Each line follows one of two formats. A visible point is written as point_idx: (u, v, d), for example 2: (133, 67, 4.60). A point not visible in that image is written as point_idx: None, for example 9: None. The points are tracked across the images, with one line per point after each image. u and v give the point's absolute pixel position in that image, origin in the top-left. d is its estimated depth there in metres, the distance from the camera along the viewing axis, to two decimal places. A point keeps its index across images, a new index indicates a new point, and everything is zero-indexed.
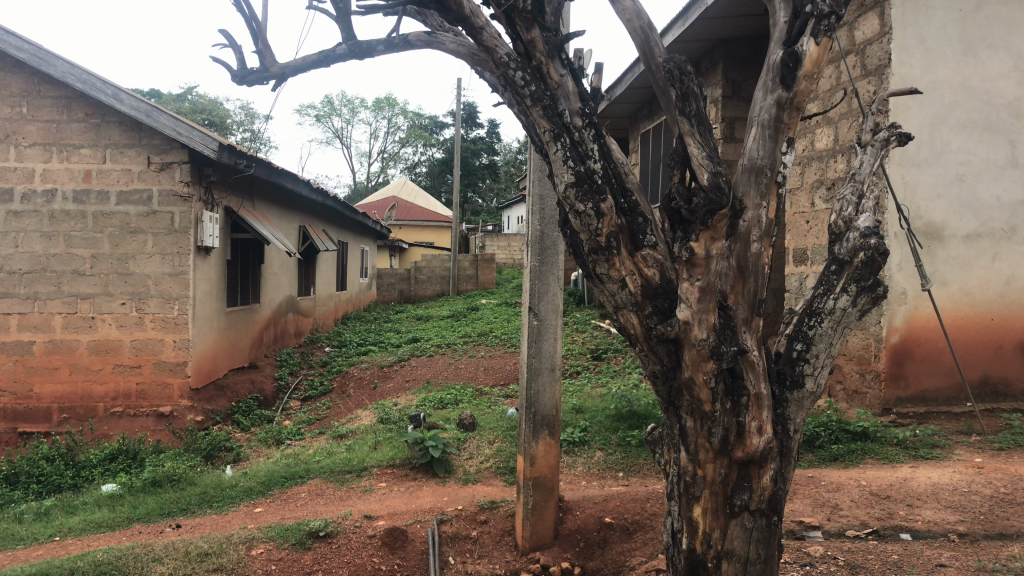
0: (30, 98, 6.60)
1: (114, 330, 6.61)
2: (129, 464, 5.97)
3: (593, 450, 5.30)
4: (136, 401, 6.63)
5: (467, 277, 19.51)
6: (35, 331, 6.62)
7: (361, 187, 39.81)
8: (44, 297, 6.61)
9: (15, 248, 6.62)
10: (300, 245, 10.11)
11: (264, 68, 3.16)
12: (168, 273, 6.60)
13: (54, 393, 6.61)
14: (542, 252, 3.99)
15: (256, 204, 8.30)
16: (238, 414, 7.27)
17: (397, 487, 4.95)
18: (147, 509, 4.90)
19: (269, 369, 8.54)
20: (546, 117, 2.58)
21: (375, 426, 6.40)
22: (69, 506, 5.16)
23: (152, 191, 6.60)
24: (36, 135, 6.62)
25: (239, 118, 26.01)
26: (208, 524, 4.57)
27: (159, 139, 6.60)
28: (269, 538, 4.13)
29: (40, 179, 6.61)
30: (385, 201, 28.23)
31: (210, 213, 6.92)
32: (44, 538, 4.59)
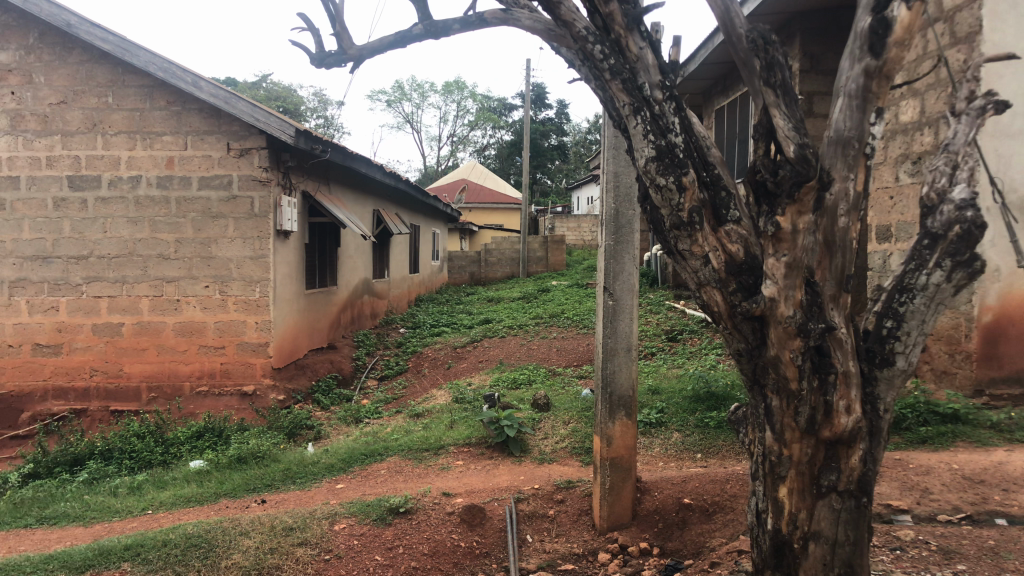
0: (116, 87, 6.79)
1: (199, 312, 6.81)
2: (215, 441, 6.16)
3: (671, 432, 5.25)
4: (221, 380, 6.84)
5: (537, 259, 19.59)
6: (124, 313, 6.84)
7: (432, 170, 40.16)
8: (132, 281, 6.82)
9: (105, 233, 6.82)
10: (374, 229, 10.28)
11: (342, 51, 3.20)
12: (250, 256, 6.77)
13: (143, 373, 6.86)
14: (617, 231, 3.94)
15: (332, 188, 8.44)
16: (317, 393, 7.44)
17: (474, 466, 4.98)
18: (234, 484, 5.06)
19: (346, 350, 8.72)
20: (626, 90, 2.55)
21: (451, 405, 6.47)
22: (160, 481, 5.37)
23: (233, 176, 6.76)
24: (121, 124, 6.81)
25: (312, 104, 26.45)
26: (293, 499, 4.68)
27: (238, 126, 6.76)
28: (352, 514, 4.25)
29: (125, 166, 6.80)
30: (456, 184, 28.46)
31: (289, 198, 7.08)
32: (138, 511, 4.84)
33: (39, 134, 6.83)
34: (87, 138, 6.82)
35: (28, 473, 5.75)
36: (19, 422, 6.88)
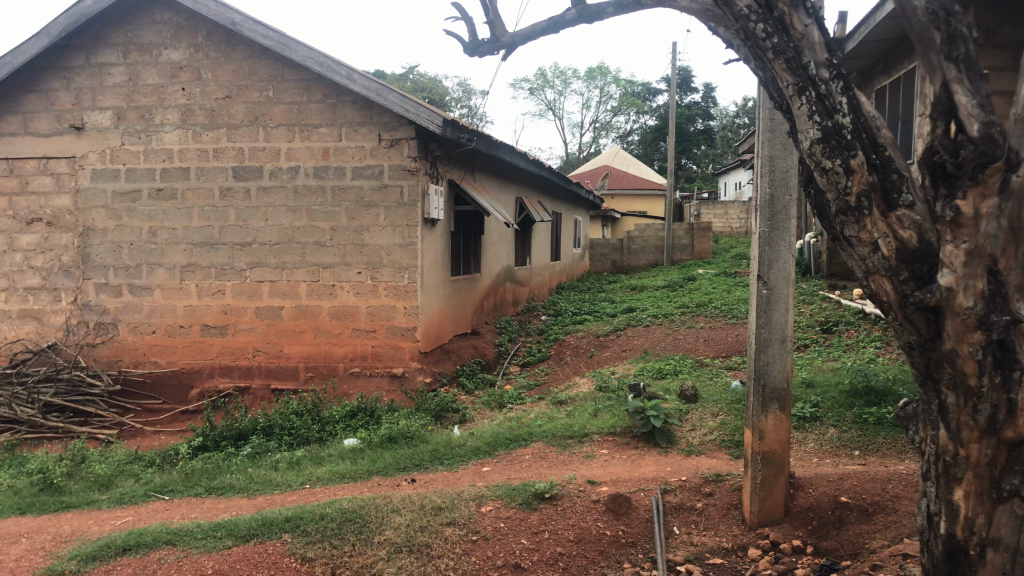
0: (276, 82, 7.14)
1: (351, 297, 7.08)
2: (367, 420, 6.40)
3: (826, 427, 5.04)
4: (372, 362, 7.09)
5: (682, 247, 19.25)
6: (284, 297, 7.20)
7: (575, 158, 40.17)
8: (291, 267, 7.17)
9: (267, 221, 7.19)
10: (517, 216, 10.39)
11: (495, 39, 3.23)
12: (399, 244, 6.97)
13: (300, 354, 7.21)
14: (772, 217, 3.79)
15: (477, 176, 8.56)
16: (463, 377, 7.60)
17: (619, 455, 4.95)
18: (386, 462, 5.25)
19: (490, 336, 8.86)
20: (790, 70, 2.44)
21: (595, 394, 6.46)
22: (317, 457, 5.64)
23: (383, 166, 6.98)
24: (281, 117, 7.14)
25: (457, 95, 26.96)
26: (441, 480, 4.82)
27: (389, 117, 6.97)
28: (499, 496, 4.37)
29: (285, 158, 7.14)
30: (598, 171, 28.35)
31: (436, 186, 7.25)
32: (298, 485, 5.12)
33: (206, 128, 7.25)
34: (250, 130, 7.19)
35: (199, 446, 6.18)
36: (189, 398, 7.40)
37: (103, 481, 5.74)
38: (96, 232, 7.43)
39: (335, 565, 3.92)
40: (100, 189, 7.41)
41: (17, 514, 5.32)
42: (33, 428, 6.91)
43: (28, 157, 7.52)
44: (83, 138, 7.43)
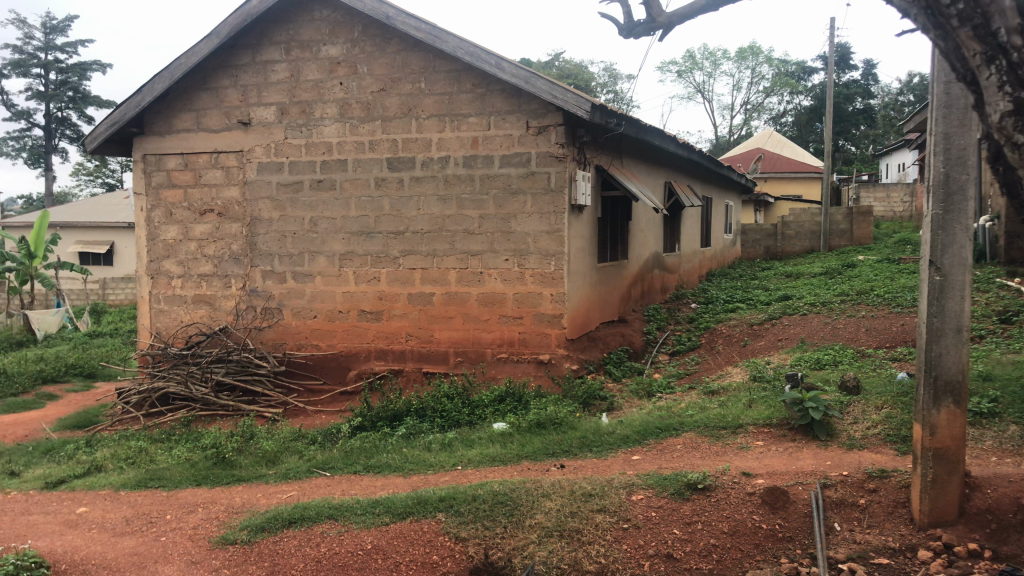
0: (428, 74, 7.31)
1: (499, 284, 7.18)
2: (515, 405, 6.48)
3: (1006, 424, 4.69)
4: (519, 348, 7.17)
5: (840, 232, 18.40)
6: (434, 284, 7.38)
7: (724, 141, 39.14)
8: (441, 254, 7.33)
9: (418, 210, 7.39)
10: (666, 202, 10.21)
11: (651, 20, 3.18)
12: (546, 231, 6.99)
13: (450, 339, 7.37)
14: (947, 199, 3.54)
15: (625, 161, 8.46)
16: (610, 365, 7.57)
17: (775, 447, 4.79)
18: (535, 448, 5.31)
19: (638, 324, 8.78)
20: (976, 38, 2.25)
21: (749, 384, 6.28)
22: (467, 440, 5.77)
23: (531, 153, 7.01)
24: (432, 108, 7.31)
25: (603, 80, 26.79)
26: (591, 467, 4.82)
27: (537, 104, 7.00)
28: (649, 485, 4.34)
29: (436, 148, 7.31)
30: (750, 154, 27.50)
31: (583, 172, 7.20)
32: (450, 466, 5.26)
33: (362, 120, 7.52)
34: (403, 122, 7.40)
35: (356, 425, 6.45)
36: (347, 379, 7.74)
37: (269, 456, 6.08)
38: (262, 222, 7.86)
39: (488, 545, 4.01)
40: (265, 181, 7.82)
41: (195, 485, 5.76)
42: (206, 406, 7.50)
43: (200, 151, 8.01)
44: (249, 134, 7.86)
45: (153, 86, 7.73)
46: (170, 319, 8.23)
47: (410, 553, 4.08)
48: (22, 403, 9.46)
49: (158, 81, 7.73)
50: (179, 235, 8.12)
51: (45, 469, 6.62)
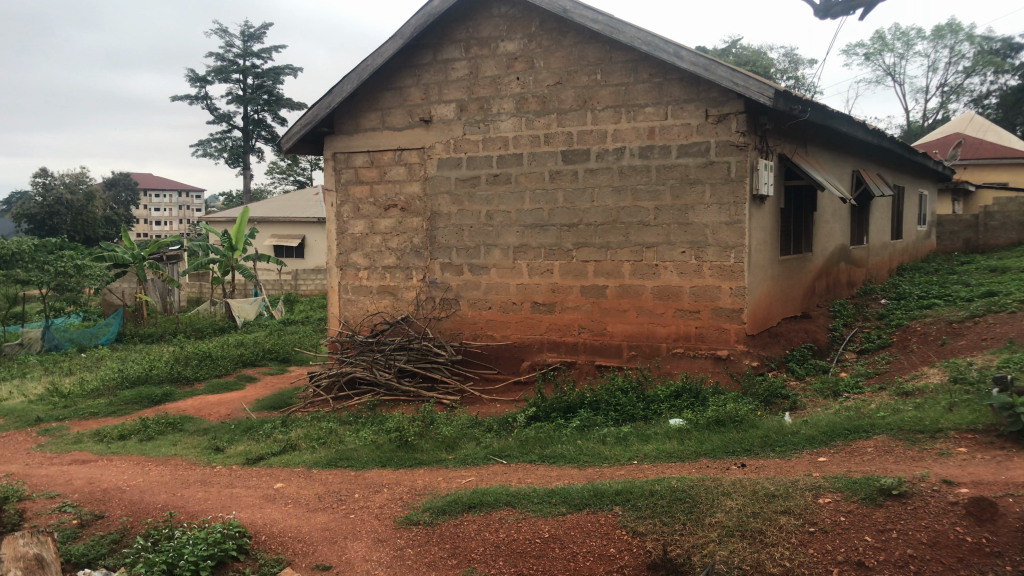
0: (604, 65, 7.27)
1: (675, 277, 7.05)
2: (692, 401, 6.35)
3: None
4: (696, 343, 7.02)
5: None
6: (609, 277, 7.35)
7: (917, 126, 36.67)
8: (616, 246, 7.29)
9: (593, 202, 7.38)
10: (853, 191, 9.69)
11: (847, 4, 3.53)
12: (725, 222, 6.80)
13: (624, 332, 7.33)
14: None
15: (809, 149, 8.09)
16: (792, 362, 7.27)
17: (981, 454, 4.44)
18: (713, 445, 5.20)
19: (822, 320, 8.38)
20: None
21: (948, 385, 5.84)
22: (643, 434, 5.71)
23: (710, 142, 6.84)
24: (608, 99, 7.27)
25: (783, 66, 25.77)
26: (774, 467, 4.66)
27: (716, 92, 6.81)
28: (838, 489, 4.14)
29: (612, 139, 7.27)
30: (947, 139, 25.61)
31: (766, 161, 6.95)
32: (625, 460, 5.24)
33: (539, 114, 7.60)
34: (579, 114, 7.41)
35: (532, 415, 6.56)
36: (521, 370, 7.86)
37: (448, 442, 6.28)
38: (442, 216, 8.11)
39: (665, 541, 3.95)
40: (445, 176, 8.06)
41: (380, 466, 6.04)
42: (389, 391, 7.85)
43: (385, 148, 8.36)
44: (431, 130, 8.13)
45: (342, 88, 8.17)
46: (356, 309, 8.65)
47: (587, 544, 4.09)
48: (226, 384, 10.26)
49: (347, 82, 8.15)
50: (365, 229, 8.51)
51: (246, 445, 7.15)
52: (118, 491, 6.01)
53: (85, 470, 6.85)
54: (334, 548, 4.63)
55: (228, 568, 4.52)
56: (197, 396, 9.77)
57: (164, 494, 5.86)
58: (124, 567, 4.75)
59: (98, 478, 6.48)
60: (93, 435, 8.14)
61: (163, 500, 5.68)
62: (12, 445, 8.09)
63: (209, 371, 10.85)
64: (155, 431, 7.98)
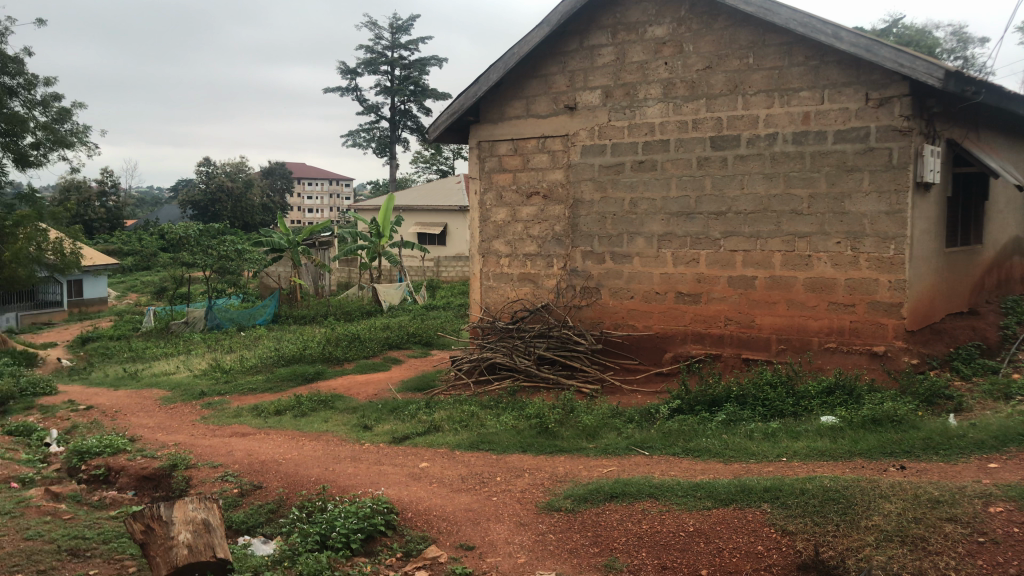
0: (757, 48, 7.04)
1: (829, 268, 6.76)
2: (845, 398, 6.07)
3: None
4: (850, 338, 6.72)
5: None
6: (757, 267, 7.12)
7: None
8: (766, 236, 7.05)
9: (742, 189, 7.16)
10: None
11: None
12: (885, 211, 6.46)
13: (773, 325, 7.09)
14: None
15: (981, 134, 7.57)
16: (957, 361, 6.81)
17: None
18: (869, 445, 4.96)
19: (991, 317, 7.82)
20: None
21: None
22: (793, 431, 5.51)
23: (871, 127, 6.51)
24: (760, 83, 7.03)
25: (950, 45, 24.10)
26: (937, 472, 4.40)
27: (879, 74, 6.47)
28: (1012, 498, 3.85)
29: (763, 125, 7.02)
30: None
31: (933, 147, 6.54)
32: (773, 457, 5.07)
33: (686, 100, 7.43)
34: (729, 99, 7.20)
35: (675, 407, 6.46)
36: (663, 361, 7.74)
37: (589, 430, 6.26)
38: (584, 204, 8.07)
39: (817, 542, 3.80)
40: (588, 164, 8.03)
41: (522, 451, 6.10)
42: (529, 377, 7.92)
43: (530, 136, 8.40)
44: (576, 118, 8.10)
45: (488, 77, 8.27)
46: (497, 295, 8.72)
47: (733, 540, 3.99)
48: (373, 366, 10.63)
49: (493, 71, 8.25)
50: (508, 216, 8.58)
51: (392, 425, 7.38)
52: (275, 464, 6.34)
53: (245, 442, 7.26)
54: (477, 529, 4.70)
55: (377, 542, 4.69)
56: (345, 376, 10.18)
57: (317, 468, 6.13)
58: (281, 535, 5.00)
59: (256, 451, 6.85)
60: (252, 410, 8.62)
61: (316, 474, 5.94)
62: (180, 416, 8.68)
63: (357, 352, 11.28)
64: (307, 407, 8.36)
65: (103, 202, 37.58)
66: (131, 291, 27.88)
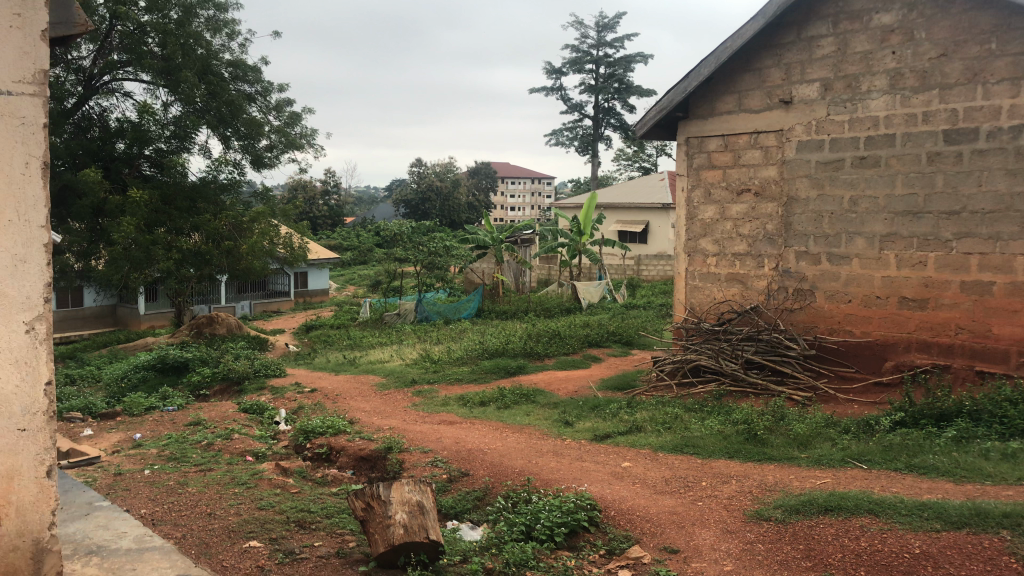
0: (1001, 33, 6.47)
1: None
2: None
3: None
4: None
5: None
6: (996, 272, 6.55)
7: None
8: (1008, 237, 6.47)
9: (980, 187, 6.59)
10: None
11: None
12: None
13: (1013, 336, 6.50)
14: None
15: None
16: None
17: None
18: None
19: None
20: None
21: None
22: None
23: None
24: (1004, 71, 6.45)
25: None
26: None
27: None
28: None
29: (1007, 116, 6.44)
30: None
31: None
32: (1013, 480, 4.64)
33: (917, 91, 6.92)
34: (967, 89, 6.64)
35: (898, 420, 6.06)
36: (884, 370, 7.26)
37: (801, 439, 5.99)
38: (799, 202, 7.72)
39: None
40: (805, 160, 7.67)
41: (728, 457, 5.93)
42: (735, 381, 7.68)
43: (741, 132, 8.15)
44: (791, 112, 7.76)
45: (699, 72, 8.13)
46: (703, 296, 8.54)
47: (967, 567, 3.66)
48: (574, 362, 10.74)
49: (704, 66, 8.11)
50: (716, 215, 8.38)
51: (594, 422, 7.41)
52: (481, 453, 6.55)
53: (452, 430, 7.55)
54: (682, 533, 4.62)
55: (580, 537, 4.72)
56: (547, 371, 10.35)
57: (521, 460, 6.27)
58: (488, 523, 5.15)
59: (463, 439, 7.11)
60: (458, 400, 8.95)
61: (520, 465, 6.07)
62: (393, 402, 9.17)
63: (558, 348, 11.43)
64: (511, 400, 8.57)
65: (326, 200, 40.41)
66: (349, 284, 29.82)
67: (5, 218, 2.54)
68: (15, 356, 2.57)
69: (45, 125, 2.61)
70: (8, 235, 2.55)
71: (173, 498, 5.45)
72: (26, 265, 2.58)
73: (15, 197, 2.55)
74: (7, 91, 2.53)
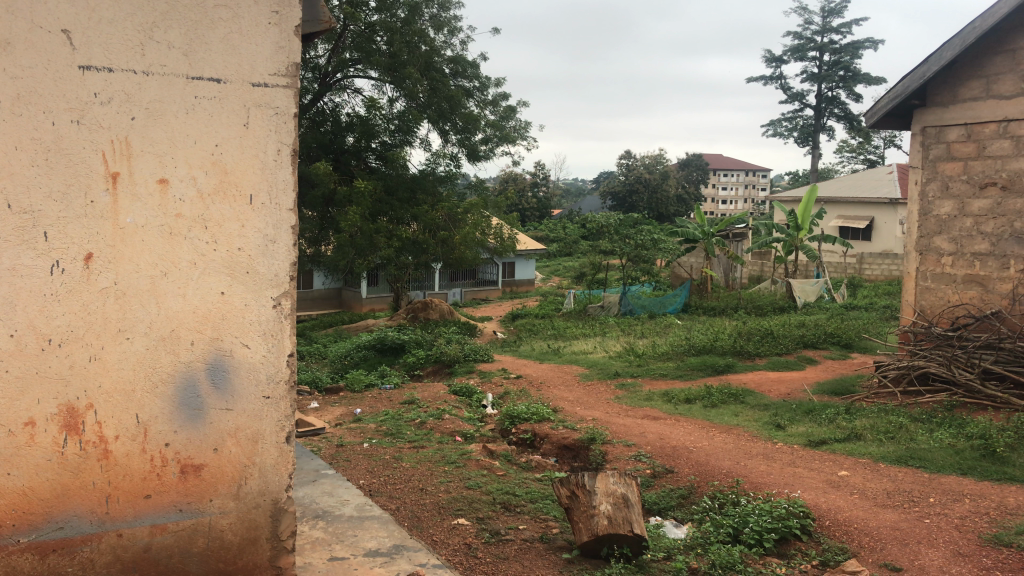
0: None
1: None
2: None
3: None
4: None
5: None
6: None
7: None
8: None
9: None
10: None
11: None
12: None
13: None
14: None
15: None
16: None
17: None
18: None
19: None
20: None
21: None
22: None
23: None
24: None
25: None
26: None
27: None
28: None
29: None
30: None
31: None
32: None
33: None
34: None
35: None
36: None
37: None
38: None
39: None
40: None
41: (961, 474, 5.44)
42: (970, 393, 7.02)
43: (988, 120, 7.45)
44: None
45: (941, 56, 7.51)
46: (936, 298, 7.87)
47: None
48: (786, 363, 10.27)
49: (947, 49, 7.47)
50: (954, 211, 7.70)
51: (808, 427, 7.04)
52: (686, 451, 6.41)
53: (656, 426, 7.45)
54: (907, 551, 4.27)
55: (791, 545, 4.51)
56: (757, 371, 9.96)
57: (730, 461, 6.07)
58: (692, 522, 5.03)
59: (668, 435, 6.99)
60: (663, 395, 8.82)
61: (728, 466, 5.88)
62: (597, 393, 9.19)
63: (770, 348, 10.98)
64: (718, 399, 8.33)
65: (535, 192, 41.20)
66: (554, 275, 30.25)
67: (259, 200, 2.77)
68: (263, 329, 2.79)
69: (295, 115, 2.81)
70: (261, 216, 2.77)
71: (389, 471, 5.76)
72: (276, 244, 2.80)
73: (268, 181, 2.77)
74: (264, 82, 2.76)
